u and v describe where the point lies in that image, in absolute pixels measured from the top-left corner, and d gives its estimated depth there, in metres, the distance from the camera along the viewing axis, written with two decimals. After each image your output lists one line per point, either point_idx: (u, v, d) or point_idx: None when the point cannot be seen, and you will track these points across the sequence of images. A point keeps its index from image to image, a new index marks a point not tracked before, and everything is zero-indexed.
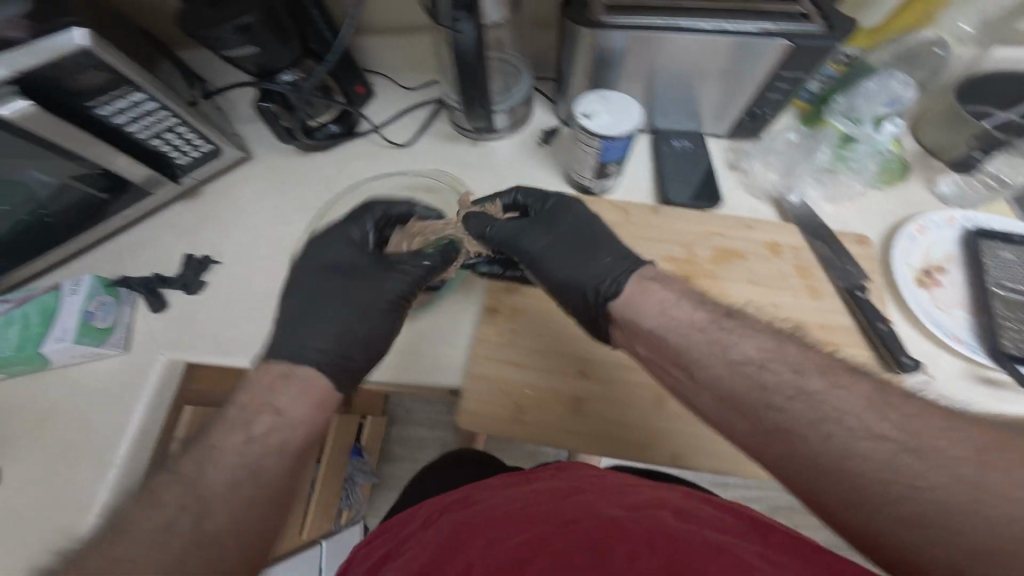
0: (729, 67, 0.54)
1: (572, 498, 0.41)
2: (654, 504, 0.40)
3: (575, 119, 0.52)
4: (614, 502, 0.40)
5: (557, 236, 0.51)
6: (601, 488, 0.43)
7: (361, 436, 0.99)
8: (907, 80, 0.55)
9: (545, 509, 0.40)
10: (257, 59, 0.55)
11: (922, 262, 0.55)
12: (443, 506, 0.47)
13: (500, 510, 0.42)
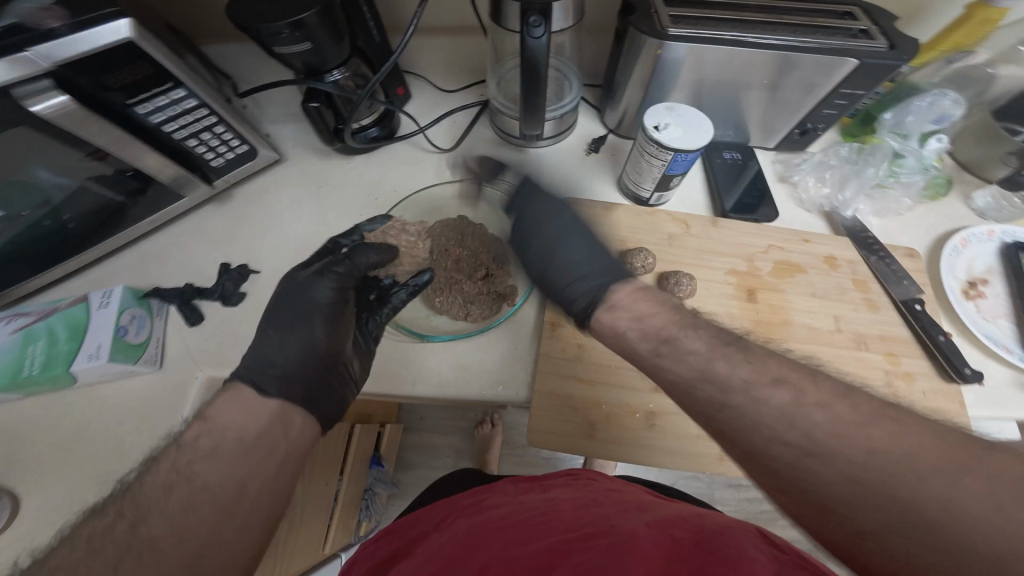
0: (786, 82, 0.56)
1: (588, 511, 0.39)
2: (679, 522, 0.36)
3: (645, 131, 0.51)
4: (631, 515, 0.38)
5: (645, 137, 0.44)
6: (615, 504, 0.41)
7: (382, 445, 0.95)
8: (955, 98, 0.57)
9: (560, 519, 0.38)
10: (308, 59, 0.49)
11: (967, 274, 0.57)
12: (461, 509, 0.45)
13: (511, 516, 0.40)
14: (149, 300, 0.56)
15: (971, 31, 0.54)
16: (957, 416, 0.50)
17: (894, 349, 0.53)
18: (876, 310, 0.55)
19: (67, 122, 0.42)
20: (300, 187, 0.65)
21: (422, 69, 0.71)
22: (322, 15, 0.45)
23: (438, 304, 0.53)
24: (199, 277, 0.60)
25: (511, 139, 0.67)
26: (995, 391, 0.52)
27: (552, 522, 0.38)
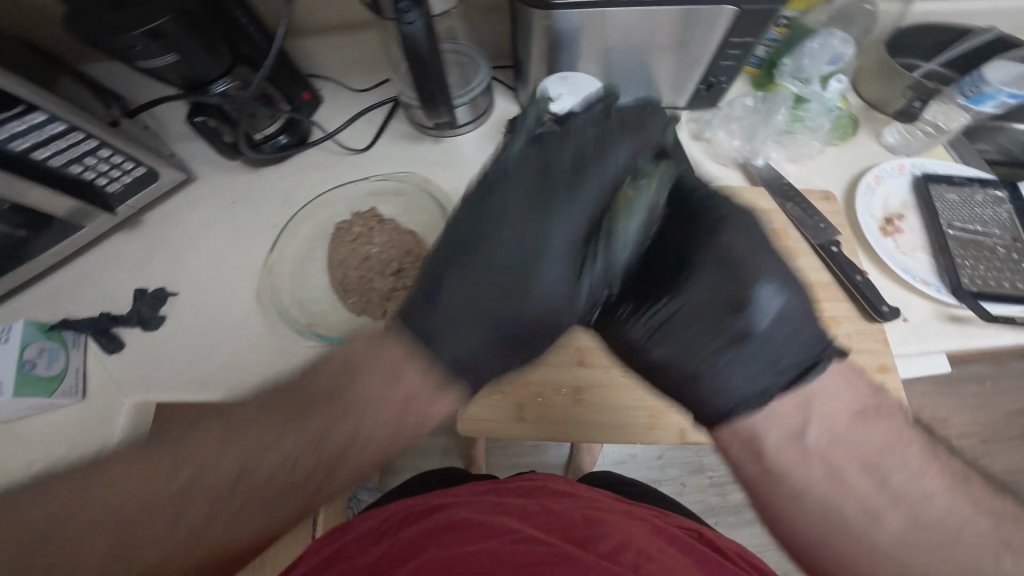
0: (681, 39, 0.56)
1: (532, 519, 0.42)
2: (617, 539, 0.39)
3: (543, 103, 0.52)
4: (573, 527, 0.41)
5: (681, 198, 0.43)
6: (558, 514, 0.43)
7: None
8: (844, 38, 0.58)
9: (505, 526, 0.40)
10: (183, 71, 0.49)
11: (883, 211, 0.58)
12: (407, 511, 0.45)
13: (464, 519, 0.41)
14: (60, 332, 0.54)
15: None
16: (882, 355, 0.50)
17: (817, 294, 0.53)
18: (798, 258, 0.55)
19: None
20: (212, 204, 0.63)
21: (328, 71, 0.69)
22: (175, 20, 0.43)
23: (353, 304, 0.53)
24: (114, 306, 0.58)
25: (427, 131, 0.65)
26: (917, 326, 0.52)
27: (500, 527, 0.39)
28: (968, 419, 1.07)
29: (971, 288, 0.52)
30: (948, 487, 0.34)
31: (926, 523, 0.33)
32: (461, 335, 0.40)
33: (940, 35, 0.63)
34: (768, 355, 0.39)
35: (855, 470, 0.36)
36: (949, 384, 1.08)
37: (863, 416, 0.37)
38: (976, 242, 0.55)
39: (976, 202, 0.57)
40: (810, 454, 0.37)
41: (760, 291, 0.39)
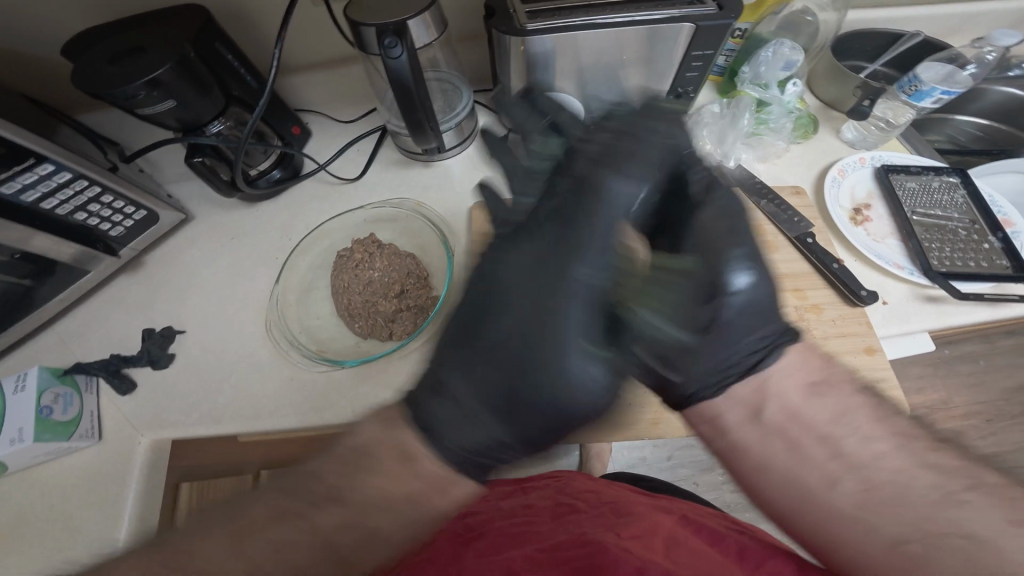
0: (647, 54, 0.60)
1: (566, 517, 0.46)
2: (645, 528, 0.44)
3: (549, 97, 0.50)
4: (602, 522, 0.45)
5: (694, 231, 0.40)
6: (590, 511, 0.48)
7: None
8: (793, 45, 0.62)
9: (541, 529, 0.45)
10: (179, 116, 0.51)
11: (851, 202, 0.62)
12: (448, 518, 0.52)
13: (500, 528, 0.47)
14: (74, 377, 0.55)
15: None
16: (867, 337, 0.53)
17: (800, 284, 0.56)
18: (776, 251, 0.58)
19: None
20: (213, 241, 0.65)
21: (316, 105, 0.72)
22: (172, 69, 0.46)
23: (360, 329, 0.54)
24: (123, 347, 0.58)
25: (415, 157, 0.68)
26: (898, 307, 0.55)
27: (535, 532, 0.44)
28: (970, 399, 1.11)
29: (941, 268, 0.55)
30: (898, 447, 0.38)
31: (879, 483, 0.36)
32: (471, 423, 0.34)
33: (877, 40, 0.69)
34: (723, 344, 0.41)
35: (809, 439, 0.40)
36: (946, 364, 1.14)
37: (815, 388, 0.42)
38: (940, 226, 0.59)
39: (933, 188, 0.61)
40: (767, 430, 0.42)
41: (732, 274, 0.39)
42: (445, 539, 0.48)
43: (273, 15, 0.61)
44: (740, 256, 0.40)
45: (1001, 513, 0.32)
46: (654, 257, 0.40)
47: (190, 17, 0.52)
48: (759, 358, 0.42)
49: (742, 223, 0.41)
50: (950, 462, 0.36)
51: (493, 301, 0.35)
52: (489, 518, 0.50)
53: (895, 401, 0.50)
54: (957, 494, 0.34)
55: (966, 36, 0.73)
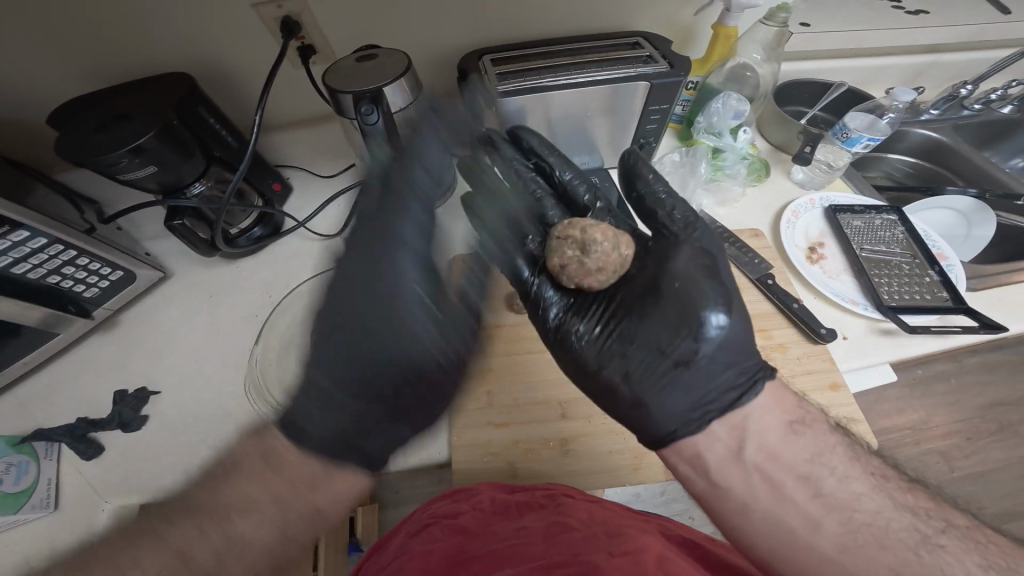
0: (610, 110, 0.65)
1: (558, 540, 0.42)
2: (635, 546, 0.40)
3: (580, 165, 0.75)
4: (600, 546, 0.41)
5: (686, 272, 0.44)
6: (585, 531, 0.43)
7: (359, 531, 0.91)
8: (739, 97, 0.67)
9: (532, 552, 0.42)
10: (161, 179, 0.52)
11: (806, 241, 0.66)
12: (436, 522, 0.48)
13: (491, 552, 0.43)
14: (31, 444, 0.53)
15: (724, 45, 0.67)
16: (831, 373, 0.56)
17: (764, 324, 0.59)
18: (740, 293, 0.61)
19: None
20: (192, 298, 0.65)
21: (296, 161, 0.74)
22: (155, 136, 0.47)
23: None
24: (92, 411, 0.56)
25: None
26: (857, 342, 0.58)
27: (528, 555, 0.41)
28: (948, 417, 1.16)
29: (891, 303, 0.59)
30: (866, 478, 0.38)
31: (860, 524, 0.36)
32: (328, 419, 0.37)
33: (812, 89, 0.76)
34: (705, 377, 0.43)
35: (790, 480, 0.38)
36: (921, 384, 1.18)
37: (794, 427, 0.40)
38: (885, 261, 0.63)
39: (877, 226, 0.67)
40: (748, 468, 0.39)
41: (709, 314, 0.42)
42: (436, 549, 0.45)
43: (254, 80, 0.63)
44: (719, 300, 0.43)
45: (972, 557, 0.34)
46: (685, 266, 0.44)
47: (174, 85, 0.54)
48: (738, 395, 0.42)
49: (714, 263, 0.45)
50: (906, 496, 0.38)
51: (378, 219, 0.40)
52: (483, 538, 0.45)
53: (862, 436, 0.53)
54: (933, 538, 0.35)
55: (882, 85, 0.82)
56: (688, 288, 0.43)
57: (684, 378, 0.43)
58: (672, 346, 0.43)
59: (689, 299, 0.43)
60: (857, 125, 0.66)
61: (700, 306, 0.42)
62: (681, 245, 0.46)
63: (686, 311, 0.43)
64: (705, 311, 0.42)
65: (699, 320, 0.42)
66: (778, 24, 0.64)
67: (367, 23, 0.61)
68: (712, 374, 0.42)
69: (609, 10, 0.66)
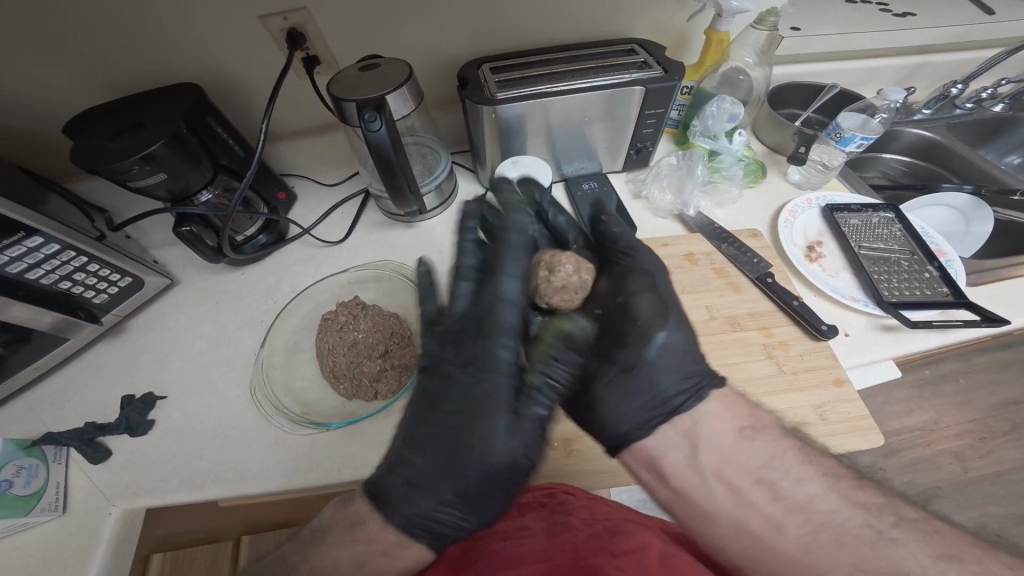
0: (606, 114, 0.66)
1: (559, 537, 0.43)
2: (634, 544, 0.39)
3: (576, 175, 0.77)
4: (596, 545, 0.41)
5: (636, 296, 0.47)
6: (582, 527, 0.44)
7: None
8: (734, 100, 0.68)
9: (533, 551, 0.42)
10: (170, 186, 0.53)
11: (805, 240, 0.67)
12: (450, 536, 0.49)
13: (494, 554, 0.43)
14: (40, 448, 0.53)
15: (716, 50, 0.68)
16: (834, 369, 0.56)
17: (765, 322, 0.59)
18: (740, 292, 0.62)
19: None
20: (198, 305, 0.66)
21: (301, 170, 0.76)
22: (166, 145, 0.48)
23: (346, 390, 0.56)
24: (100, 416, 0.57)
25: (398, 219, 0.73)
26: (859, 339, 0.58)
27: (528, 556, 0.41)
28: (959, 418, 1.16)
29: (893, 299, 0.59)
30: (802, 473, 0.39)
31: (819, 523, 0.36)
32: (411, 498, 0.40)
33: (806, 93, 0.77)
34: (651, 376, 0.44)
35: (748, 483, 0.39)
36: (929, 385, 1.19)
37: (745, 433, 0.41)
38: (884, 258, 0.63)
39: (874, 223, 0.67)
40: (704, 473, 0.40)
41: (653, 333, 0.45)
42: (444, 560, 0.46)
43: (259, 91, 0.65)
44: (661, 316, 0.46)
45: (924, 549, 0.34)
46: (643, 292, 0.47)
47: (184, 96, 0.56)
48: (683, 399, 0.43)
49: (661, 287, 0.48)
50: (844, 491, 0.38)
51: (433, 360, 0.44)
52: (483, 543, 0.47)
53: (866, 432, 0.52)
54: (886, 532, 0.35)
55: (874, 86, 0.83)
56: (635, 307, 0.47)
57: (637, 380, 0.44)
58: (617, 362, 0.45)
59: (630, 329, 0.46)
60: (850, 124, 0.65)
61: (646, 324, 0.45)
62: (637, 270, 0.49)
63: (637, 328, 0.45)
64: (645, 323, 0.45)
65: (647, 335, 0.45)
66: (769, 28, 0.65)
67: (369, 34, 0.62)
68: (660, 375, 0.44)
69: (602, 18, 0.68)
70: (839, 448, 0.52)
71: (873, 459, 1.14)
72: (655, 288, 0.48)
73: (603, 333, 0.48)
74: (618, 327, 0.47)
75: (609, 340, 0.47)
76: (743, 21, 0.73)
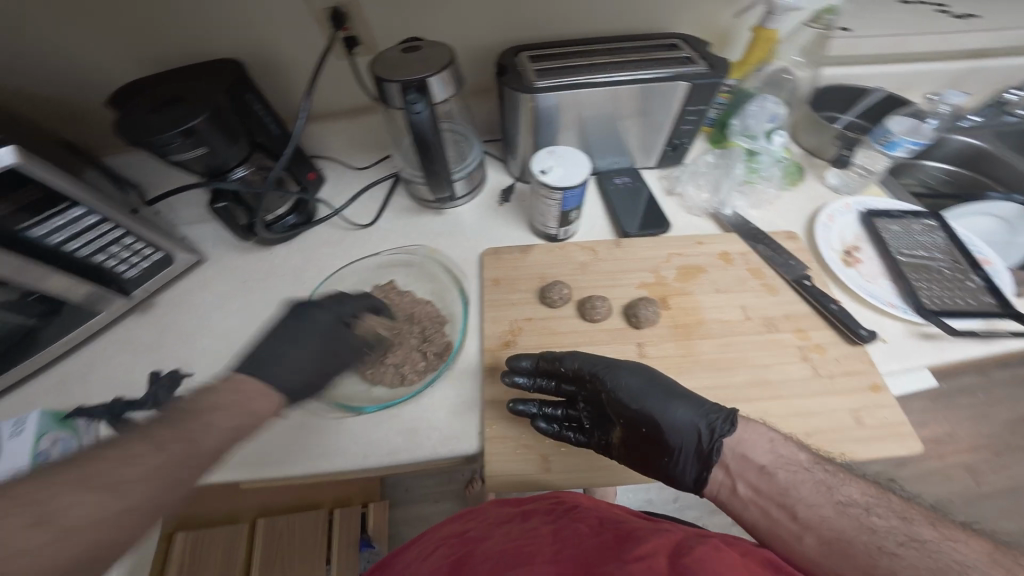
0: (645, 109, 0.65)
1: (570, 541, 0.41)
2: (650, 550, 0.38)
3: (606, 170, 0.76)
4: (609, 554, 0.39)
5: (632, 386, 0.50)
6: (595, 537, 0.42)
7: (335, 558, 0.93)
8: (776, 100, 0.67)
9: (543, 552, 0.40)
10: (208, 161, 0.52)
11: (842, 244, 0.65)
12: (445, 540, 0.46)
13: (501, 552, 0.41)
14: (73, 420, 0.51)
15: (763, 47, 0.66)
16: (871, 375, 0.54)
17: (800, 325, 0.58)
18: (775, 293, 0.61)
19: None
20: (226, 284, 0.66)
21: (333, 152, 0.76)
22: (208, 120, 0.48)
23: (373, 374, 0.55)
24: (127, 390, 0.57)
25: (428, 205, 0.72)
26: (897, 345, 0.57)
27: (540, 556, 0.39)
28: (974, 431, 1.14)
29: (933, 307, 0.58)
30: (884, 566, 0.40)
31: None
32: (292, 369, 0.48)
33: (851, 95, 0.76)
34: (686, 452, 0.47)
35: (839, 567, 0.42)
36: (945, 397, 1.17)
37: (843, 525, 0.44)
38: (925, 266, 0.62)
39: (915, 231, 0.65)
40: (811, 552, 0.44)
41: (675, 418, 0.48)
42: (443, 563, 0.42)
43: (300, 72, 0.65)
44: (673, 402, 0.49)
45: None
46: (644, 382, 0.50)
47: (225, 72, 0.55)
48: (713, 449, 0.46)
49: (651, 372, 0.52)
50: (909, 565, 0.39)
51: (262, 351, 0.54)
52: (489, 542, 0.44)
53: (907, 439, 0.51)
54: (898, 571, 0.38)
55: (920, 90, 0.81)
56: (653, 394, 0.50)
57: (672, 470, 0.49)
58: (677, 451, 0.48)
59: (648, 411, 0.49)
60: (899, 128, 0.64)
61: (675, 402, 0.49)
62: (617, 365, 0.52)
63: (653, 417, 0.48)
64: (686, 412, 0.48)
65: (674, 425, 0.48)
66: (822, 27, 0.65)
67: (411, 17, 0.62)
68: (679, 428, 0.47)
69: (647, 9, 0.66)
70: (875, 454, 0.50)
71: (884, 469, 1.12)
72: (639, 370, 0.51)
73: (630, 428, 0.50)
74: (631, 408, 0.49)
75: (639, 426, 0.49)
76: (795, 19, 0.72)
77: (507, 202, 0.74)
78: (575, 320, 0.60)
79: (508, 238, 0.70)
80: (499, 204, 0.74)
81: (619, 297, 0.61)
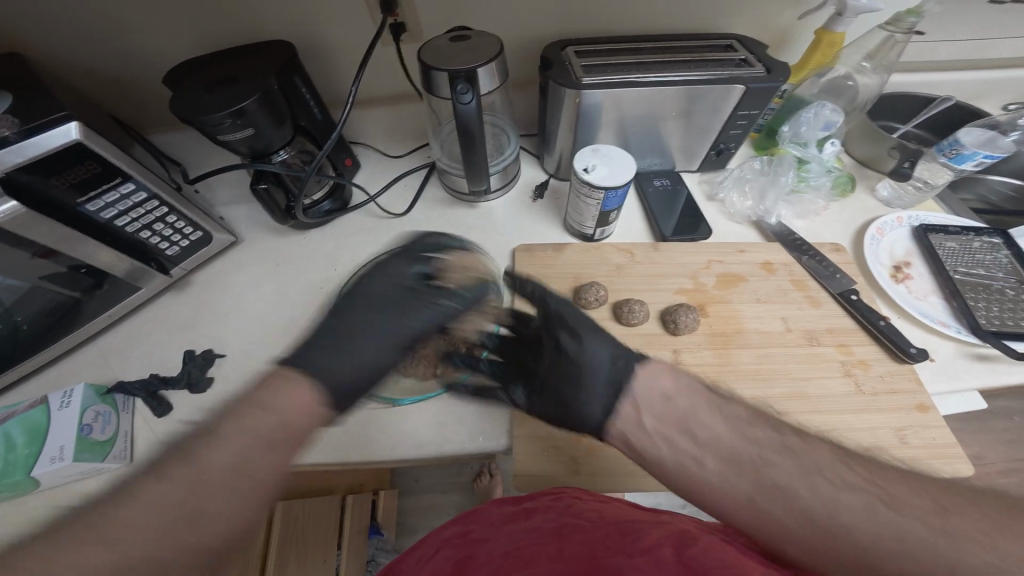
0: (694, 111, 0.63)
1: (568, 536, 0.39)
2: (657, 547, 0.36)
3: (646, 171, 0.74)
4: (614, 548, 0.36)
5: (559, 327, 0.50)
6: (596, 529, 0.39)
7: (345, 544, 0.93)
8: (833, 107, 0.64)
9: (544, 551, 0.37)
10: (254, 142, 0.52)
11: (891, 259, 0.63)
12: (448, 541, 0.45)
13: (505, 553, 0.39)
14: (111, 396, 0.53)
15: (825, 51, 0.65)
16: (917, 394, 0.52)
17: (843, 339, 0.56)
18: (819, 307, 0.59)
19: (17, 225, 0.42)
20: (260, 266, 0.66)
21: (370, 140, 0.76)
22: (258, 101, 0.48)
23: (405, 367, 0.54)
24: (164, 367, 0.58)
25: (462, 198, 0.72)
26: (946, 365, 0.55)
27: (542, 556, 0.37)
28: (1006, 455, 1.10)
29: (990, 328, 0.55)
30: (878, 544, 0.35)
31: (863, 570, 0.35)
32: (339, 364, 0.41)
33: (914, 104, 0.73)
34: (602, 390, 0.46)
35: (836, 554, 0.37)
36: (975, 420, 1.13)
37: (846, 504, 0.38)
38: (983, 285, 0.59)
39: (975, 248, 0.62)
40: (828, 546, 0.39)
41: (592, 353, 0.47)
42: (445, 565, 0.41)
43: (346, 57, 0.64)
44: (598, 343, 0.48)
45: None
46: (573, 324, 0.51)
47: (276, 53, 0.55)
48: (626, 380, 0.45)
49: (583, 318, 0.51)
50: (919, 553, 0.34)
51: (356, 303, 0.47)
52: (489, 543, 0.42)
53: (954, 461, 0.49)
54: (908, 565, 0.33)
55: (994, 99, 0.78)
56: (575, 334, 0.49)
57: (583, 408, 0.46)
58: (592, 388, 0.46)
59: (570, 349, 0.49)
60: (971, 139, 0.61)
61: (594, 337, 0.48)
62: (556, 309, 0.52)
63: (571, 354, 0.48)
64: (604, 347, 0.48)
65: (587, 354, 0.47)
66: (902, 29, 0.60)
67: (460, 6, 0.61)
68: (593, 360, 0.47)
69: (703, 6, 0.64)
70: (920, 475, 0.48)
71: None
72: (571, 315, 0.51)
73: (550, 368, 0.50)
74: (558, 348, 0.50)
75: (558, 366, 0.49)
76: (869, 22, 0.69)
77: (541, 199, 0.72)
78: (610, 322, 0.58)
79: (542, 235, 0.69)
80: (532, 200, 0.73)
81: (657, 300, 0.60)
